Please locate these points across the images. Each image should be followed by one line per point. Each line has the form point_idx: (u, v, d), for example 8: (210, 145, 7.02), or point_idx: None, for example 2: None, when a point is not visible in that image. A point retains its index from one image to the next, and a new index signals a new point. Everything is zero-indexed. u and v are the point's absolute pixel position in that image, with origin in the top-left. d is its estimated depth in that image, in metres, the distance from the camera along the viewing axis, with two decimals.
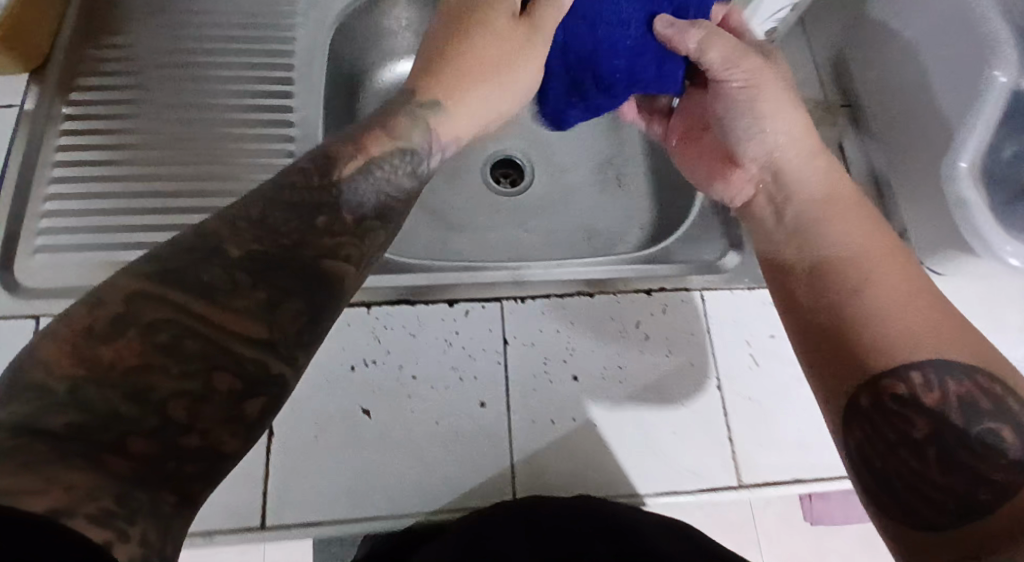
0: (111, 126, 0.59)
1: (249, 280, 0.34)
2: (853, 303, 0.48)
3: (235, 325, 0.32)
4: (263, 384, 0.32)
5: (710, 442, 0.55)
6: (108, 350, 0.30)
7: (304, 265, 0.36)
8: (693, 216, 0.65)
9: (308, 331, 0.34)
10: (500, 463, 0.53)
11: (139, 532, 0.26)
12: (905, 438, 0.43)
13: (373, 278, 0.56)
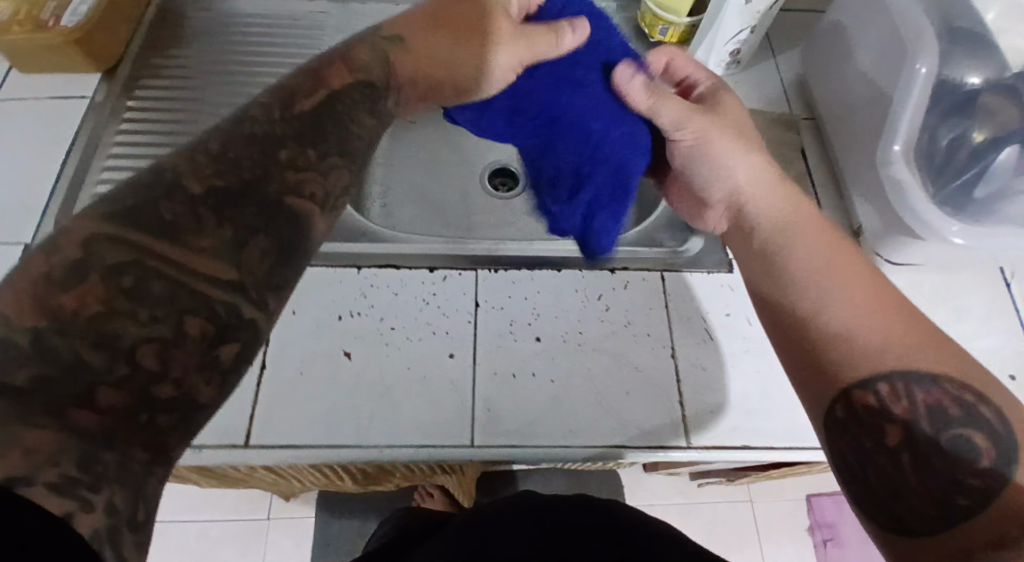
0: (163, 125, 0.71)
1: (214, 219, 0.38)
2: (820, 318, 0.47)
3: (208, 268, 0.36)
4: (236, 327, 0.37)
5: (660, 404, 0.59)
6: (70, 297, 0.33)
7: (268, 208, 0.40)
8: (662, 210, 0.72)
9: (276, 269, 0.39)
10: (462, 407, 0.58)
11: (104, 500, 0.30)
12: (883, 447, 0.44)
13: (368, 245, 0.65)
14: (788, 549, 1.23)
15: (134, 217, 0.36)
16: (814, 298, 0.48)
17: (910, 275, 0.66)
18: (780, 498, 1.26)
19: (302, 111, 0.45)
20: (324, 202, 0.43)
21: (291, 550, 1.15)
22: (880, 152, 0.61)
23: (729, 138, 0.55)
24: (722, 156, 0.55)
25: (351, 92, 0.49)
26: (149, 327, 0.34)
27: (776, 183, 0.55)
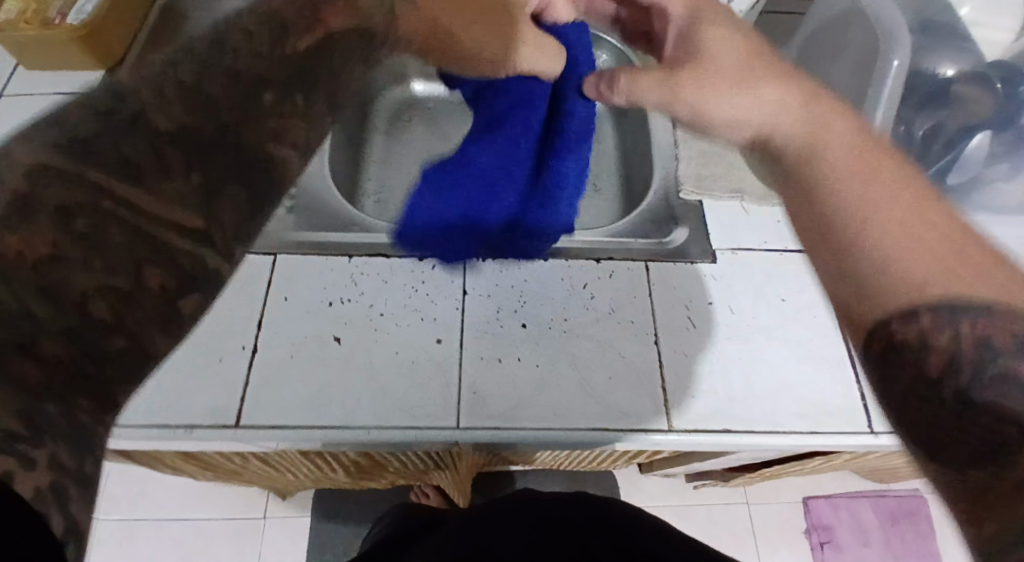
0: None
1: (182, 162, 0.34)
2: (869, 241, 0.38)
3: (174, 217, 0.33)
4: (197, 280, 0.34)
5: (642, 388, 0.60)
6: (15, 238, 0.29)
7: (244, 150, 0.36)
8: (649, 202, 0.73)
9: (247, 221, 0.36)
10: (448, 390, 0.59)
11: (49, 454, 0.26)
12: (926, 377, 0.34)
13: (360, 236, 0.67)
14: (784, 553, 1.22)
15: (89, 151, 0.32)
16: (847, 219, 0.40)
17: None
18: (776, 500, 1.26)
19: (292, 53, 0.39)
20: (305, 152, 0.39)
21: (286, 548, 1.15)
22: None
23: (730, 90, 0.51)
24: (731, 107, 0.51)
25: (349, 39, 0.42)
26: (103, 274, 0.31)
27: (812, 116, 0.47)
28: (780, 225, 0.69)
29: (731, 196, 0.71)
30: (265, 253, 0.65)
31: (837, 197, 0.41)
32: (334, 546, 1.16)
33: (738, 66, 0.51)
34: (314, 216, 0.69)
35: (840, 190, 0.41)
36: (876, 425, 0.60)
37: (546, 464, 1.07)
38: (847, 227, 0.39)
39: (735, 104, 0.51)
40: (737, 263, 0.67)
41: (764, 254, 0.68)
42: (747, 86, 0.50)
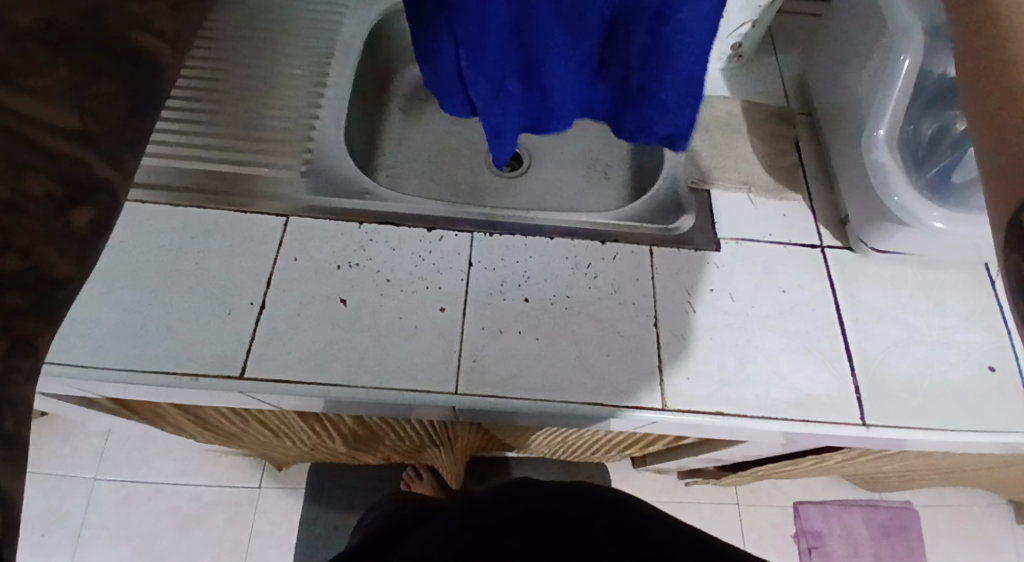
0: (188, 87, 0.76)
1: (49, 54, 0.30)
2: None
3: (45, 114, 0.29)
4: (92, 192, 0.29)
5: (638, 365, 0.62)
6: None
7: (103, 33, 0.31)
8: (657, 190, 0.74)
9: (127, 119, 0.31)
10: (448, 356, 0.61)
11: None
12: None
13: (372, 206, 0.69)
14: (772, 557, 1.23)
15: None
16: None
17: (894, 265, 0.68)
18: (767, 504, 1.26)
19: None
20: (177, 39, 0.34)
21: (279, 517, 1.17)
22: (863, 139, 0.64)
23: None
24: None
25: None
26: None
27: None
28: (785, 218, 0.70)
29: (739, 187, 0.72)
30: (277, 214, 0.67)
31: None
32: (327, 519, 1.17)
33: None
34: (327, 183, 0.71)
35: None
36: (867, 418, 0.61)
37: (540, 451, 1.08)
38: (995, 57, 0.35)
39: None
40: (740, 253, 0.68)
41: (767, 245, 0.69)
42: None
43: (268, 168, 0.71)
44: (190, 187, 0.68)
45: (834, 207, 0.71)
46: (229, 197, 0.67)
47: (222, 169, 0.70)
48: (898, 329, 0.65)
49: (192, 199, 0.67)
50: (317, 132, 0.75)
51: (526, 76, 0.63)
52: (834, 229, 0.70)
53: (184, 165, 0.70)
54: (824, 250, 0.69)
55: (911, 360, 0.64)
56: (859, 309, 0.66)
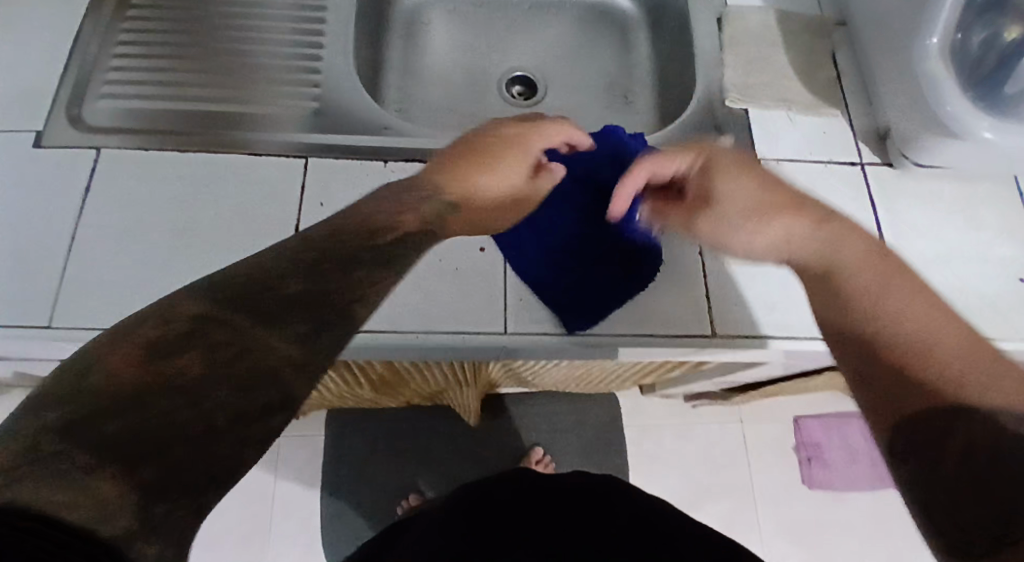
0: (175, 31, 0.72)
1: (281, 317, 0.36)
2: (862, 332, 0.39)
3: (218, 395, 0.33)
4: (216, 468, 0.32)
5: (685, 294, 0.61)
6: (170, 362, 0.32)
7: (337, 317, 0.38)
8: (689, 113, 0.70)
9: (256, 405, 0.34)
10: (494, 296, 0.59)
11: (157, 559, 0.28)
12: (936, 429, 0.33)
13: (395, 142, 0.65)
14: (776, 468, 1.27)
15: (311, 297, 0.37)
16: (865, 317, 0.40)
17: (933, 180, 0.67)
18: (770, 420, 1.30)
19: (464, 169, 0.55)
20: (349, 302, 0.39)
21: (301, 464, 1.19)
22: (914, 47, 0.62)
23: (746, 197, 0.53)
24: (745, 224, 0.53)
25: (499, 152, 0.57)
26: (242, 392, 0.33)
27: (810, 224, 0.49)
28: (824, 136, 0.68)
29: (777, 104, 0.69)
30: (291, 155, 0.63)
31: (853, 294, 0.42)
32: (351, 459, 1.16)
33: (748, 201, 0.53)
34: (338, 122, 0.67)
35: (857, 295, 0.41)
36: None
37: (556, 384, 1.08)
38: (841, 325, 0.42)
39: (752, 243, 0.53)
40: (782, 174, 0.66)
41: (808, 164, 0.67)
42: (760, 223, 0.52)
43: (274, 109, 0.68)
44: (190, 131, 0.65)
45: (871, 124, 0.69)
46: (238, 139, 0.64)
47: (228, 113, 0.67)
48: (938, 244, 0.65)
49: (196, 142, 0.63)
50: (322, 71, 0.71)
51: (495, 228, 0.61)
52: (873, 144, 0.68)
53: (184, 108, 0.67)
54: (864, 167, 0.67)
55: (953, 276, 0.63)
56: (900, 225, 0.65)
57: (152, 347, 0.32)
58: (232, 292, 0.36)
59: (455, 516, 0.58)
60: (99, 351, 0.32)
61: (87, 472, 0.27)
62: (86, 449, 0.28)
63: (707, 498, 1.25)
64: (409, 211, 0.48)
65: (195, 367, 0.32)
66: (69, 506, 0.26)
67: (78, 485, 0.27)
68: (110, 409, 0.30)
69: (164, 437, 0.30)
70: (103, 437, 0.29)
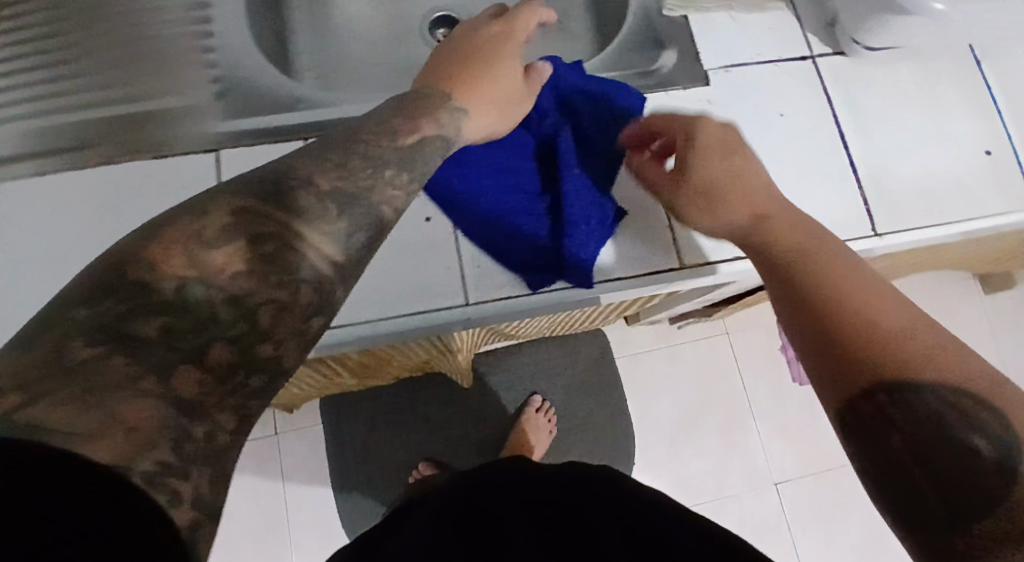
0: (43, 26, 0.63)
1: (323, 209, 0.38)
2: (818, 307, 0.44)
3: (262, 289, 0.34)
4: (258, 366, 0.33)
5: (649, 229, 0.58)
6: (216, 255, 0.34)
7: (365, 208, 0.40)
8: (626, 30, 0.65)
9: (297, 303, 0.35)
10: (449, 267, 0.55)
11: (192, 489, 0.29)
12: (897, 418, 0.39)
13: (310, 116, 0.60)
14: (767, 372, 1.28)
15: (337, 208, 0.38)
16: (830, 300, 0.44)
17: (888, 62, 0.63)
18: (755, 326, 1.30)
19: (458, 68, 0.55)
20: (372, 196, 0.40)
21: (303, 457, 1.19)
22: None
23: (725, 174, 0.52)
24: (712, 197, 0.52)
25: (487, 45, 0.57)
26: (284, 292, 0.35)
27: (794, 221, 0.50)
28: (771, 32, 0.63)
29: (718, 6, 0.64)
30: (203, 150, 0.58)
31: (826, 279, 0.45)
32: (349, 444, 1.14)
33: (725, 181, 0.52)
34: (247, 102, 0.62)
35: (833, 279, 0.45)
36: (878, 226, 0.59)
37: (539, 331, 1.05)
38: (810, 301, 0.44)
39: (712, 218, 0.53)
40: (731, 83, 0.62)
41: (757, 67, 0.62)
42: (714, 205, 0.52)
43: (174, 100, 0.61)
44: (86, 142, 0.59)
45: (819, 11, 0.64)
46: (141, 145, 0.59)
47: (122, 113, 0.60)
48: (900, 131, 0.62)
49: (96, 156, 0.58)
50: (219, 46, 0.64)
51: (441, 195, 0.56)
52: (822, 34, 0.64)
53: (75, 118, 0.60)
54: (815, 60, 0.63)
55: (917, 163, 0.61)
56: (859, 117, 0.62)
57: (194, 240, 0.34)
58: (265, 194, 0.37)
59: (448, 506, 0.56)
60: (140, 247, 0.33)
61: (123, 391, 0.29)
62: (122, 360, 0.29)
63: (704, 413, 1.25)
64: (423, 122, 0.48)
65: (230, 269, 0.34)
66: (95, 443, 0.27)
67: (107, 409, 0.28)
68: (148, 315, 0.31)
69: (206, 338, 0.32)
70: (148, 339, 0.31)
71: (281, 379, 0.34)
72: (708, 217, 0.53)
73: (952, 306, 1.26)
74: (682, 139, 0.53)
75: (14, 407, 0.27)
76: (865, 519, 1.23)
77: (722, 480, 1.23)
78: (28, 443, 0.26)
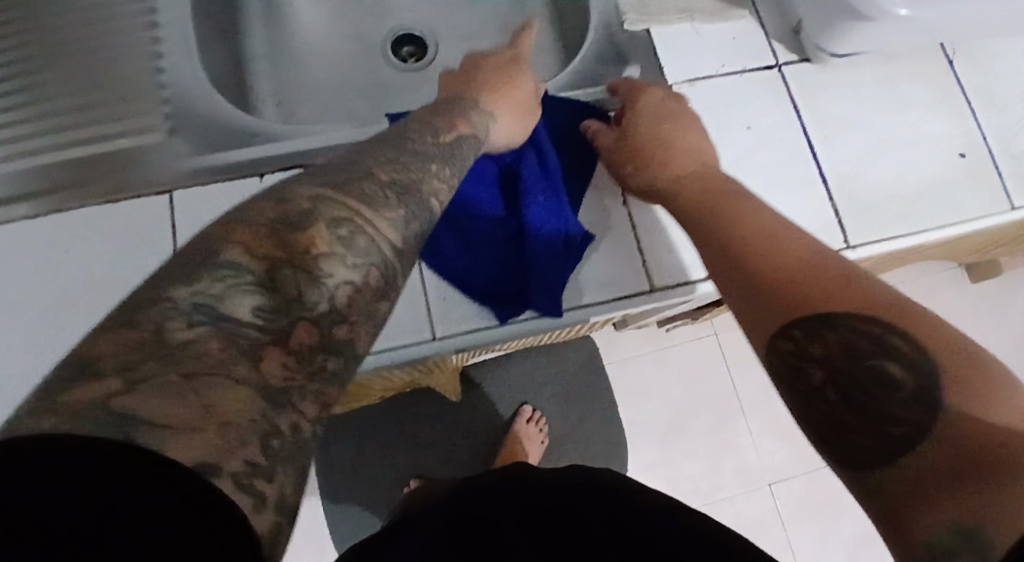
0: None
1: (384, 196, 0.37)
2: (736, 253, 0.45)
3: (338, 272, 0.34)
4: (334, 349, 0.32)
5: (618, 252, 0.57)
6: (300, 238, 0.34)
7: (417, 201, 0.39)
8: (588, 47, 0.64)
9: (363, 288, 0.34)
10: (413, 302, 0.54)
11: (276, 491, 0.28)
12: (812, 354, 0.38)
13: (265, 150, 0.59)
14: (756, 371, 1.27)
15: (398, 198, 0.38)
16: (747, 247, 0.45)
17: (855, 67, 0.62)
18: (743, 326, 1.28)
19: (472, 83, 0.57)
20: (418, 186, 0.40)
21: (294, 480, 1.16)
22: None
23: (668, 137, 0.55)
24: (647, 158, 0.55)
25: (494, 64, 0.59)
26: (357, 274, 0.34)
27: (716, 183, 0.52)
28: (735, 42, 0.62)
29: (680, 17, 0.62)
30: (156, 189, 0.57)
31: (744, 229, 0.46)
32: (340, 464, 1.13)
33: (668, 139, 0.55)
34: (202, 135, 0.60)
35: (745, 226, 0.47)
36: (852, 239, 0.58)
37: (523, 342, 1.03)
38: (730, 250, 0.46)
39: (643, 174, 0.55)
40: (696, 97, 0.60)
41: (722, 79, 0.61)
42: (647, 164, 0.55)
43: (126, 136, 0.59)
44: (40, 188, 0.58)
45: (783, 18, 0.63)
46: (94, 188, 0.57)
47: (72, 156, 0.59)
48: (870, 138, 0.60)
49: (48, 203, 0.57)
50: (170, 77, 0.62)
51: None
52: (787, 41, 0.62)
53: (28, 161, 0.58)
54: (781, 69, 0.62)
55: (889, 170, 0.60)
56: (828, 126, 0.60)
57: (278, 224, 0.34)
58: (334, 180, 0.37)
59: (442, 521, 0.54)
60: (225, 231, 0.33)
61: (216, 377, 0.29)
62: (216, 345, 0.29)
63: (696, 416, 1.24)
64: (457, 121, 0.49)
65: (312, 252, 0.33)
66: (186, 439, 0.26)
67: (201, 399, 0.28)
68: (237, 299, 0.31)
69: (291, 319, 0.32)
70: (238, 322, 0.30)
71: (356, 365, 0.33)
72: (641, 177, 0.55)
73: (939, 297, 1.25)
74: (631, 98, 0.58)
75: (111, 394, 0.26)
76: (861, 514, 1.22)
77: (714, 482, 1.22)
78: (126, 440, 0.25)
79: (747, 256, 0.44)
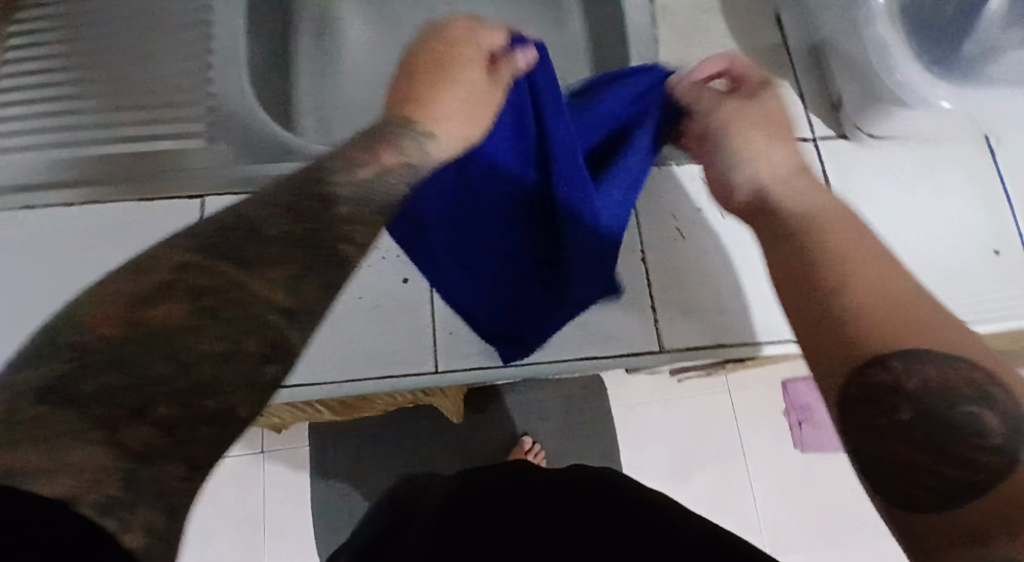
0: (57, 55, 0.65)
1: (276, 254, 0.34)
2: (838, 270, 0.38)
3: (202, 339, 0.32)
4: (207, 416, 0.31)
5: (631, 308, 0.57)
6: (155, 310, 0.31)
7: (320, 250, 0.35)
8: None
9: (238, 349, 0.33)
10: (420, 334, 0.56)
11: (144, 522, 0.28)
12: (902, 386, 0.34)
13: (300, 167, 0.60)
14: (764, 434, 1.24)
15: (295, 240, 0.35)
16: (844, 266, 0.38)
17: (891, 150, 0.61)
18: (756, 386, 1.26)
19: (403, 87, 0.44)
20: (324, 232, 0.36)
21: (286, 479, 1.12)
22: (858, 10, 0.56)
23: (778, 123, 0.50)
24: (761, 138, 0.48)
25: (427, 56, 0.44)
26: (224, 343, 0.32)
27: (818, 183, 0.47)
28: None
29: None
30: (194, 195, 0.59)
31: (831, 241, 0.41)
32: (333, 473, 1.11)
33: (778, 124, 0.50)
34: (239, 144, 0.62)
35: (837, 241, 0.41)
36: None
37: None
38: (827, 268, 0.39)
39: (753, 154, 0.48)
40: None
41: None
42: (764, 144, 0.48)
43: (170, 139, 0.62)
44: (82, 178, 0.60)
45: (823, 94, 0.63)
46: (128, 185, 0.60)
47: (113, 151, 0.61)
48: (898, 221, 0.60)
49: (86, 195, 0.59)
50: (218, 86, 0.63)
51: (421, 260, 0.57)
52: (825, 116, 0.62)
53: (76, 153, 0.61)
54: (816, 143, 0.61)
55: (917, 255, 0.59)
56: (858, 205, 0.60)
57: (134, 295, 0.31)
58: (205, 243, 0.34)
59: None
60: (77, 307, 0.31)
61: (71, 444, 0.28)
62: (66, 418, 0.28)
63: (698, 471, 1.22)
64: (381, 148, 0.40)
65: (174, 319, 0.31)
66: (47, 478, 0.26)
67: (61, 460, 0.27)
68: (91, 371, 0.29)
69: (142, 395, 0.30)
70: (82, 395, 0.29)
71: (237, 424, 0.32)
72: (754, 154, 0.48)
73: None
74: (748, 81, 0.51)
75: None
76: None
77: None
78: None
79: (842, 282, 0.38)
